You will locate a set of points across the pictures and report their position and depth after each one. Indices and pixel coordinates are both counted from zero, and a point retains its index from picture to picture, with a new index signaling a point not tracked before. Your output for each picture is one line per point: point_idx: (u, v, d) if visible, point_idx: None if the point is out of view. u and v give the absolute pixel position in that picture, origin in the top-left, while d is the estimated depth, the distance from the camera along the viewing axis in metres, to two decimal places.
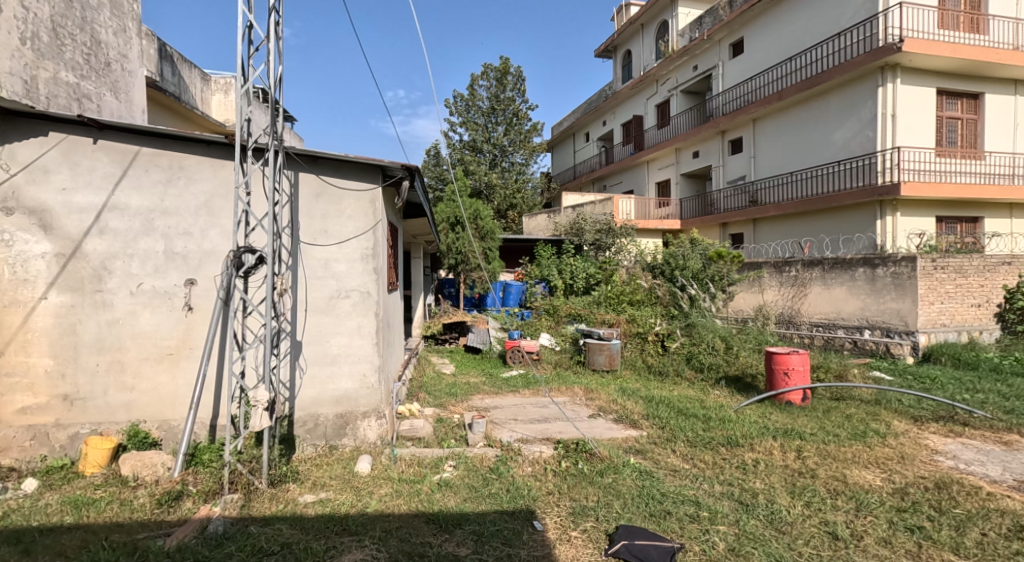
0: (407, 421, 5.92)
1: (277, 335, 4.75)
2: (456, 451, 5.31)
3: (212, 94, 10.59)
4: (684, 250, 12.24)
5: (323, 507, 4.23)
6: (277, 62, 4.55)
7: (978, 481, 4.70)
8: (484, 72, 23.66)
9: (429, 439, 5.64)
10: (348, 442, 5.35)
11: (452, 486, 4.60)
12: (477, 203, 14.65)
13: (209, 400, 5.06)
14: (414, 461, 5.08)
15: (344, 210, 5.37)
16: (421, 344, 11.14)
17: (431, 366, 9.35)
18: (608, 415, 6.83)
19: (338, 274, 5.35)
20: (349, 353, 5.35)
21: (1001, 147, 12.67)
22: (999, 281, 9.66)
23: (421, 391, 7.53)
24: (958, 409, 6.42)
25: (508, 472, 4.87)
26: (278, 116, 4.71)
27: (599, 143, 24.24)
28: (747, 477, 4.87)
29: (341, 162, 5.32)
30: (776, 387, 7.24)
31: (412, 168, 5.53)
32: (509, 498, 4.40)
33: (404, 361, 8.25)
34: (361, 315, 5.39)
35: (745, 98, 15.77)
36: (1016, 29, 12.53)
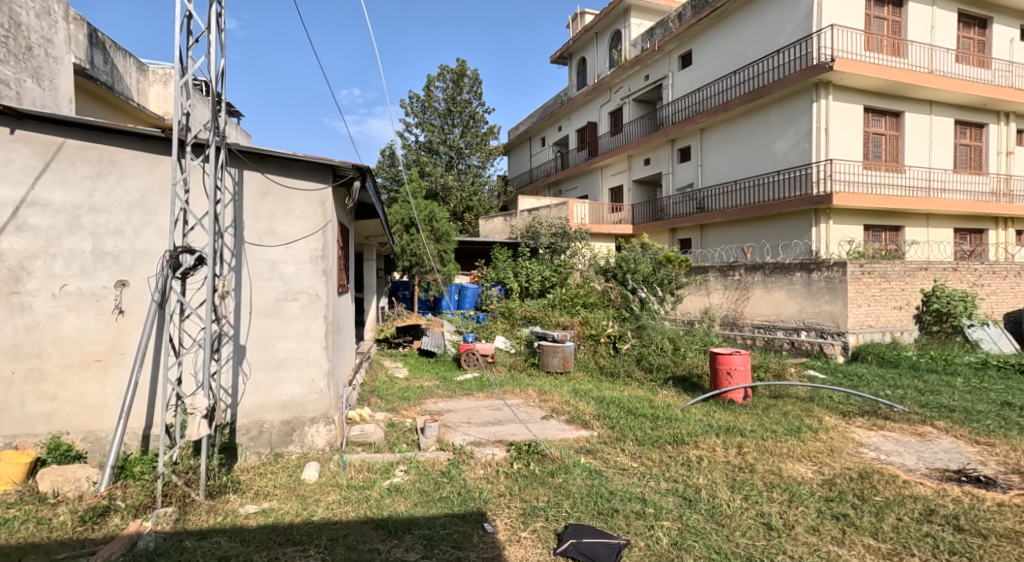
0: (358, 427, 5.83)
1: (218, 339, 4.59)
2: (408, 455, 5.28)
3: (150, 85, 10.16)
4: (636, 254, 12.53)
5: (265, 518, 4.13)
6: (219, 55, 4.42)
7: (897, 470, 5.05)
8: (440, 73, 23.55)
9: (380, 444, 5.58)
10: (295, 449, 5.24)
11: (403, 491, 4.57)
12: (432, 204, 14.51)
13: (141, 408, 4.85)
14: (364, 467, 5.01)
15: (292, 210, 5.26)
16: (373, 348, 10.99)
17: (384, 370, 9.24)
18: (560, 416, 6.96)
19: (286, 275, 5.23)
20: (296, 358, 5.24)
21: (919, 161, 13.68)
22: (918, 285, 10.37)
23: (373, 396, 7.41)
24: (880, 404, 6.89)
25: (459, 475, 4.89)
26: (220, 111, 4.55)
27: (554, 147, 24.53)
28: (691, 473, 5.06)
29: (289, 161, 5.21)
30: (718, 386, 7.54)
31: (363, 168, 5.47)
32: (460, 501, 4.42)
33: (356, 365, 8.12)
34: (310, 317, 5.30)
35: (692, 108, 16.32)
36: (931, 55, 13.56)
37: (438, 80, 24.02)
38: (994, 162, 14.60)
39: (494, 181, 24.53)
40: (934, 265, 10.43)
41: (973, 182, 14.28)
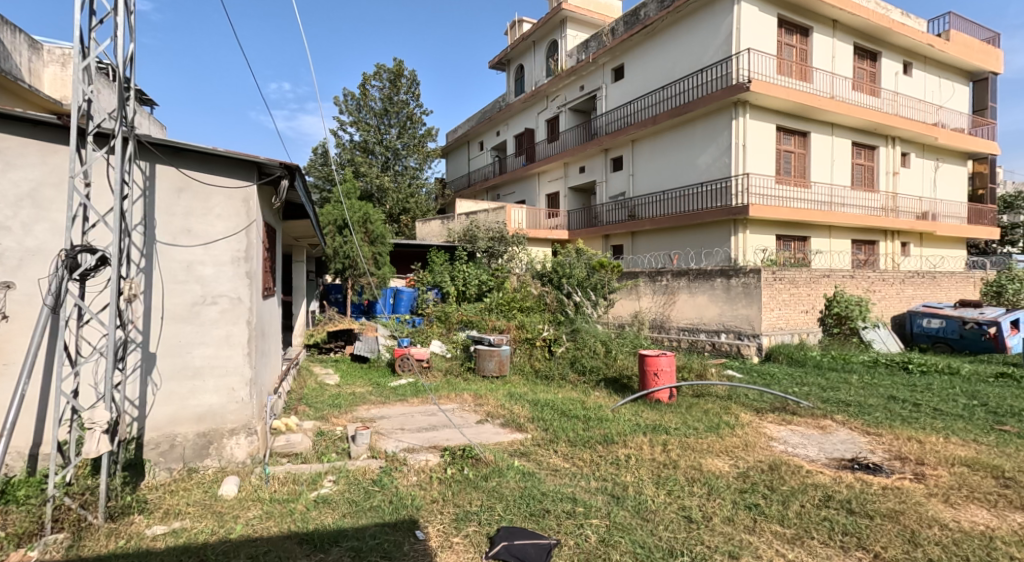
0: (283, 437, 5.67)
1: (122, 347, 4.32)
2: (337, 464, 5.20)
3: (44, 66, 9.40)
4: (571, 259, 12.51)
5: (175, 539, 3.94)
6: (127, 39, 4.20)
7: (802, 461, 5.49)
8: (376, 72, 23.16)
9: (307, 454, 5.46)
10: (212, 463, 5.05)
11: (331, 502, 4.50)
12: (367, 205, 14.13)
13: (28, 423, 4.50)
14: (289, 479, 4.88)
15: (211, 208, 5.06)
16: (302, 354, 10.61)
17: (313, 377, 8.95)
18: (495, 420, 7.05)
19: (204, 278, 5.01)
20: (214, 366, 5.04)
21: (822, 178, 14.94)
22: (821, 291, 11.29)
23: (301, 404, 7.21)
24: (789, 400, 7.48)
25: (391, 483, 4.86)
26: (129, 99, 4.31)
27: (493, 152, 24.73)
28: (620, 472, 5.28)
29: (208, 155, 5.01)
30: (646, 386, 7.90)
31: (291, 167, 5.34)
32: (391, 509, 4.40)
33: (283, 372, 7.84)
34: (231, 323, 5.11)
35: (623, 120, 16.94)
36: (832, 81, 14.87)
37: (374, 79, 23.59)
38: (885, 181, 16.17)
39: (431, 184, 24.34)
40: (835, 272, 11.41)
41: (867, 198, 15.72)
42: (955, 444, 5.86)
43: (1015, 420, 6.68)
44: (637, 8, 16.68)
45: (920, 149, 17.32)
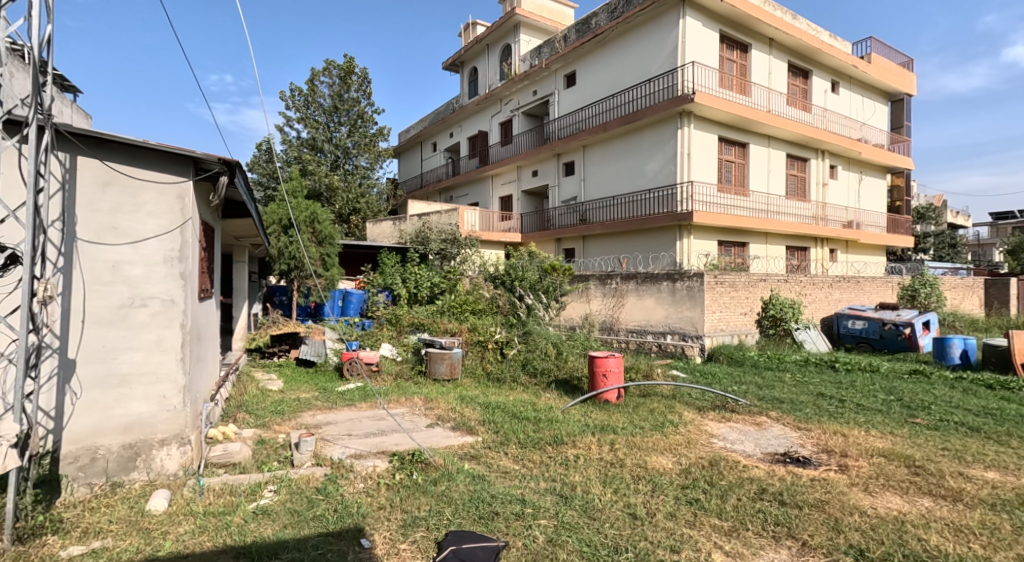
0: (220, 447, 5.49)
1: (36, 353, 4.05)
2: (278, 473, 5.07)
3: None
4: (523, 262, 12.70)
5: (96, 559, 3.74)
6: (45, 20, 3.93)
7: (740, 457, 5.76)
8: (325, 68, 22.62)
9: (246, 464, 5.31)
10: (139, 476, 4.83)
11: (271, 513, 4.39)
12: (314, 204, 13.66)
13: None
14: (226, 490, 4.73)
15: (142, 204, 4.85)
16: (243, 359, 10.22)
17: (255, 383, 8.65)
18: (445, 424, 7.04)
19: (133, 279, 4.80)
20: (143, 373, 4.83)
21: (759, 187, 15.73)
22: (759, 294, 11.86)
23: (240, 411, 6.99)
24: (729, 398, 7.84)
25: (336, 491, 4.79)
26: (46, 85, 4.03)
27: (446, 154, 24.64)
28: (568, 472, 5.39)
29: (139, 149, 4.81)
30: (595, 387, 8.07)
31: (230, 163, 5.19)
32: (336, 518, 4.34)
33: (221, 378, 7.56)
34: (162, 326, 4.91)
35: (574, 126, 17.25)
36: (769, 96, 15.67)
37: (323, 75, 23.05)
38: (815, 191, 17.17)
39: (382, 184, 24.01)
40: (771, 276, 12.02)
41: (799, 207, 16.64)
42: (875, 437, 6.30)
43: (926, 413, 7.25)
44: (589, 17, 17.03)
45: (847, 162, 18.50)
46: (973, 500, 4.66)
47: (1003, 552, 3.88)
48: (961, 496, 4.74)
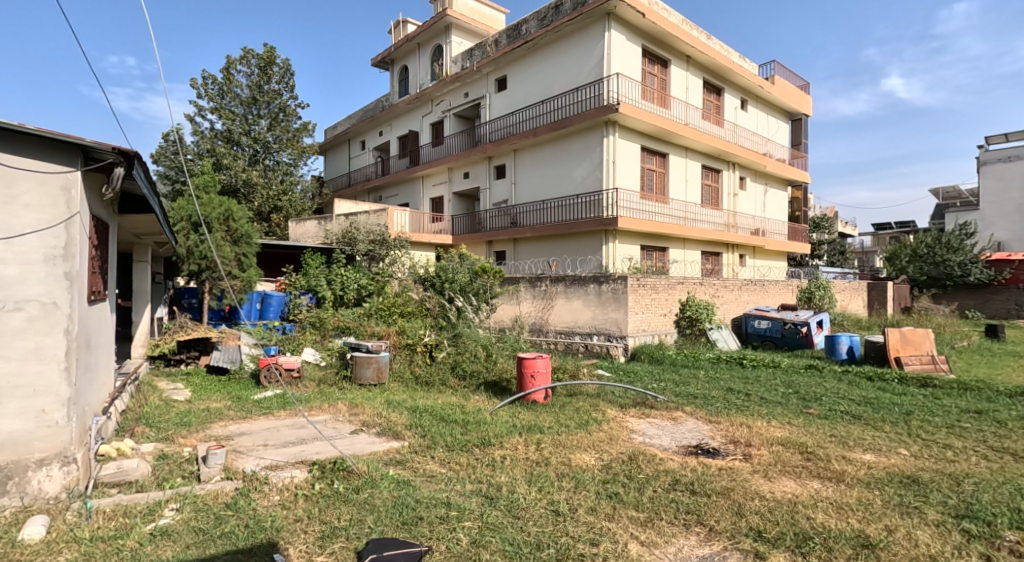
0: (113, 465, 5.09)
1: None
2: (181, 490, 4.78)
3: None
4: (454, 264, 12.61)
5: None
6: None
7: (657, 451, 6.04)
8: (244, 57, 21.46)
9: (144, 482, 4.96)
10: (11, 502, 4.40)
11: (172, 533, 4.13)
12: (229, 199, 12.77)
13: None
14: (118, 512, 4.40)
15: (17, 195, 4.43)
16: (144, 368, 9.47)
17: (157, 393, 8.06)
18: (371, 429, 6.89)
19: (6, 279, 4.37)
20: (18, 384, 4.41)
21: (677, 195, 16.61)
22: (677, 296, 12.47)
23: (140, 425, 6.51)
24: (648, 396, 8.21)
25: (248, 505, 4.57)
26: None
27: (374, 153, 24.10)
28: (494, 473, 5.45)
29: (14, 134, 4.41)
30: (524, 388, 8.18)
31: (128, 153, 4.80)
32: (246, 534, 4.14)
33: (117, 390, 7.01)
34: (42, 333, 4.50)
35: (505, 130, 17.39)
36: (687, 110, 16.58)
37: (241, 64, 21.86)
38: (727, 201, 18.36)
39: (307, 182, 23.13)
40: (688, 280, 12.68)
41: (714, 215, 17.69)
42: (775, 427, 6.82)
43: (818, 403, 7.92)
44: (519, 24, 17.26)
45: (754, 175, 19.90)
46: (854, 479, 5.16)
47: (876, 523, 4.32)
48: (843, 476, 5.23)
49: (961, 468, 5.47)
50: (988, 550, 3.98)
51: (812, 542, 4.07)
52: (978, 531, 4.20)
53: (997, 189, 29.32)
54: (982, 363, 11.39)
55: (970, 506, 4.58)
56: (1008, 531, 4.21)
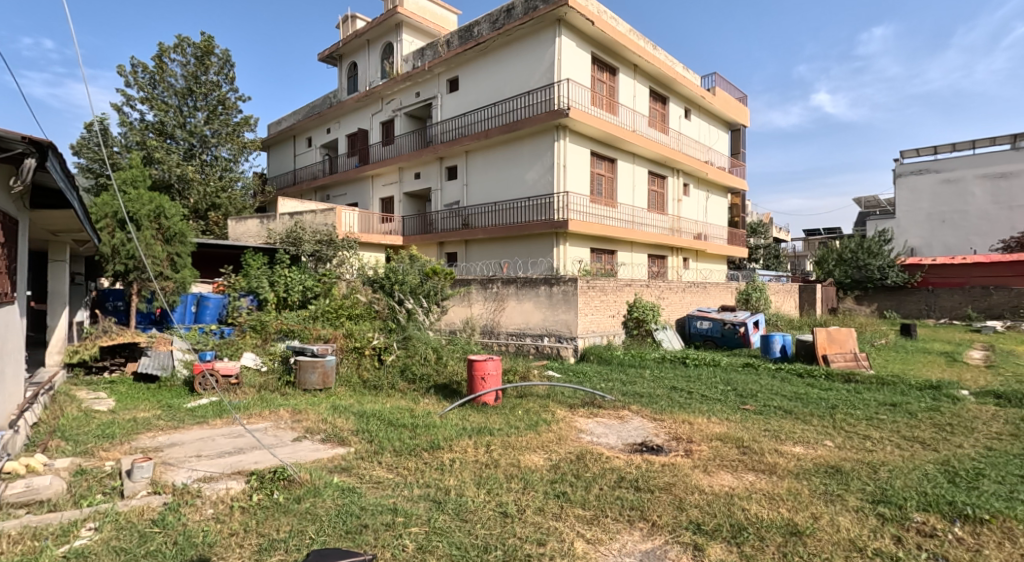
0: (22, 482, 4.71)
1: None
2: (101, 508, 4.48)
3: None
4: (404, 265, 12.42)
5: None
6: None
7: (603, 449, 6.13)
8: (178, 45, 20.44)
9: (59, 500, 4.61)
10: None
11: (90, 554, 3.86)
12: (161, 195, 12.04)
13: None
14: (28, 534, 4.06)
15: None
16: (60, 377, 8.79)
17: (76, 404, 7.53)
18: (315, 436, 6.67)
19: None
20: None
21: (625, 200, 17.02)
22: (624, 298, 12.73)
23: (56, 438, 6.06)
24: (595, 395, 8.33)
25: (177, 521, 4.33)
26: None
27: (321, 150, 23.44)
28: (443, 476, 5.38)
29: None
30: (474, 390, 8.11)
31: (40, 143, 4.46)
32: (175, 551, 3.92)
33: (28, 401, 6.50)
34: None
35: (457, 131, 17.30)
36: (634, 117, 17.01)
37: (175, 53, 20.80)
38: (672, 206, 18.95)
39: (248, 178, 22.28)
40: (635, 282, 12.97)
41: (659, 219, 18.21)
42: (715, 423, 7.06)
43: (753, 399, 8.27)
44: (471, 25, 17.22)
45: (697, 181, 20.62)
46: (785, 471, 5.39)
47: (803, 512, 4.53)
48: (775, 468, 5.46)
49: (879, 456, 5.83)
50: (900, 532, 4.25)
51: (746, 532, 4.23)
52: (892, 515, 4.47)
53: (910, 200, 31.50)
54: (898, 360, 12.25)
55: (885, 492, 4.88)
56: (917, 513, 4.51)
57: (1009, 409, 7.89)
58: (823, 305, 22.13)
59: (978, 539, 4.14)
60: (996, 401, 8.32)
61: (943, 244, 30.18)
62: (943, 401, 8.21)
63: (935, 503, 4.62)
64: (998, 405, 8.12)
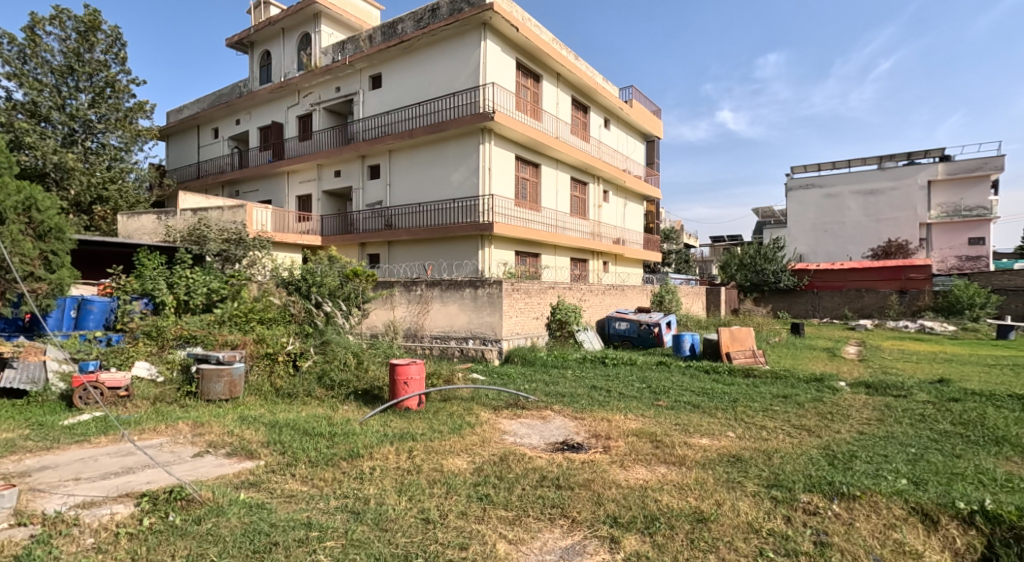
0: None
1: None
2: None
3: None
4: (322, 266, 11.84)
5: None
6: None
7: (526, 450, 6.11)
8: (56, 17, 18.44)
9: None
10: None
11: None
12: (33, 185, 10.41)
13: None
14: None
15: None
16: None
17: None
18: (219, 451, 6.16)
19: None
20: None
21: (549, 204, 17.27)
22: (548, 300, 12.87)
23: None
24: (518, 396, 8.33)
25: (49, 555, 3.82)
26: None
27: (230, 143, 21.99)
28: (363, 486, 5.13)
29: None
30: (396, 395, 7.84)
31: None
32: None
33: None
34: None
35: (380, 129, 16.81)
36: (557, 123, 17.32)
37: (53, 25, 18.75)
38: (593, 211, 19.46)
39: (142, 170, 20.53)
40: (558, 284, 13.14)
41: (581, 224, 18.63)
42: (631, 419, 7.26)
43: (666, 396, 8.57)
44: (395, 21, 16.81)
45: (616, 189, 21.33)
46: (692, 462, 5.61)
47: (708, 499, 4.73)
48: (684, 460, 5.67)
49: (773, 444, 6.22)
50: (790, 512, 4.51)
51: (658, 522, 4.34)
52: (783, 497, 4.76)
53: (799, 211, 34.14)
54: (789, 355, 13.29)
55: (778, 476, 5.20)
56: (803, 494, 4.81)
57: (877, 397, 8.74)
58: (727, 306, 23.63)
59: (852, 513, 4.46)
60: (867, 391, 9.18)
61: (825, 252, 33.16)
62: (826, 392, 8.95)
63: (818, 484, 4.94)
64: (869, 394, 8.98)
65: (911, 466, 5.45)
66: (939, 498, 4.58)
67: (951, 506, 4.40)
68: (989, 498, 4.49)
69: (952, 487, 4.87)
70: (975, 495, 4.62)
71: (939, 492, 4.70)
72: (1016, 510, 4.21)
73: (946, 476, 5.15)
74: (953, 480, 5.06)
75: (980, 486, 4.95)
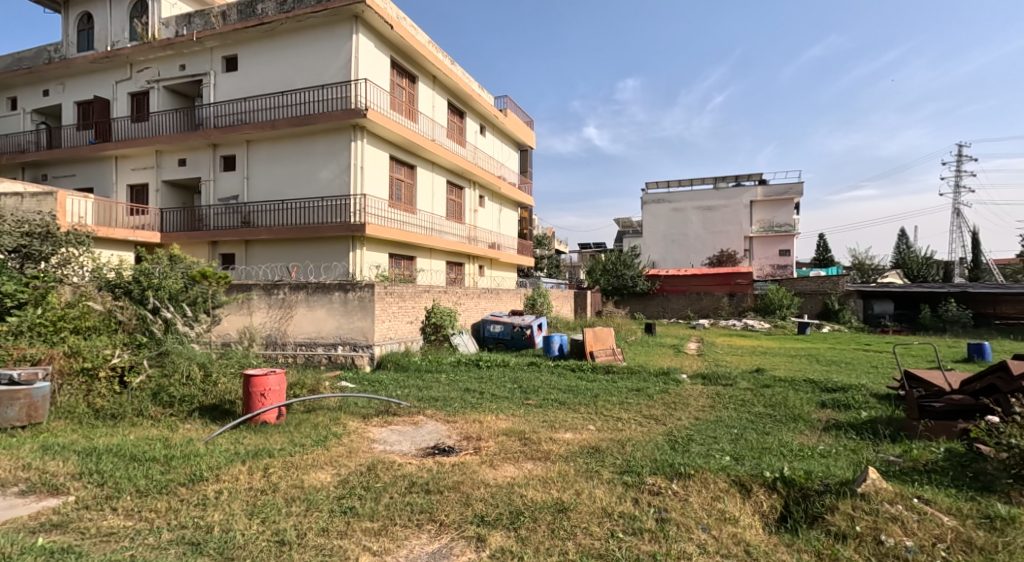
0: None
1: None
2: None
3: None
4: (161, 267, 10.35)
5: None
6: None
7: (396, 457, 5.81)
8: None
9: None
10: None
11: None
12: None
13: None
14: None
15: None
16: None
17: None
18: (10, 489, 5.05)
19: None
20: None
21: (424, 207, 16.93)
22: (422, 303, 12.55)
23: None
24: (390, 403, 7.93)
25: None
26: None
27: (37, 118, 18.59)
28: (205, 512, 4.48)
29: None
30: (251, 409, 7.05)
31: None
32: None
33: None
34: None
35: (236, 117, 15.30)
36: (432, 125, 17.06)
37: None
38: (468, 216, 19.46)
39: None
40: (432, 288, 12.88)
41: (456, 228, 18.52)
42: (502, 419, 7.26)
43: (535, 394, 8.73)
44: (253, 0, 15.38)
45: (490, 195, 21.56)
46: (556, 456, 5.70)
47: (569, 490, 4.80)
48: (549, 454, 5.75)
49: (627, 434, 6.54)
50: (637, 495, 4.73)
51: (522, 517, 4.29)
52: (633, 481, 4.97)
53: (653, 222, 37.21)
54: (642, 352, 14.33)
55: (630, 462, 5.46)
56: (650, 477, 5.07)
57: (711, 386, 9.69)
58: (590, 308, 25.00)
59: (687, 490, 4.76)
60: (703, 381, 10.11)
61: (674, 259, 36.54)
62: (671, 384, 9.74)
63: (662, 467, 5.25)
64: (705, 384, 9.89)
65: (735, 444, 6.04)
66: (752, 470, 5.07)
67: (760, 475, 4.87)
68: (788, 466, 5.09)
69: (763, 459, 5.46)
70: (778, 465, 5.20)
71: (752, 465, 5.23)
72: (805, 473, 4.82)
73: (760, 450, 5.77)
74: (765, 453, 5.68)
75: (783, 456, 5.61)
